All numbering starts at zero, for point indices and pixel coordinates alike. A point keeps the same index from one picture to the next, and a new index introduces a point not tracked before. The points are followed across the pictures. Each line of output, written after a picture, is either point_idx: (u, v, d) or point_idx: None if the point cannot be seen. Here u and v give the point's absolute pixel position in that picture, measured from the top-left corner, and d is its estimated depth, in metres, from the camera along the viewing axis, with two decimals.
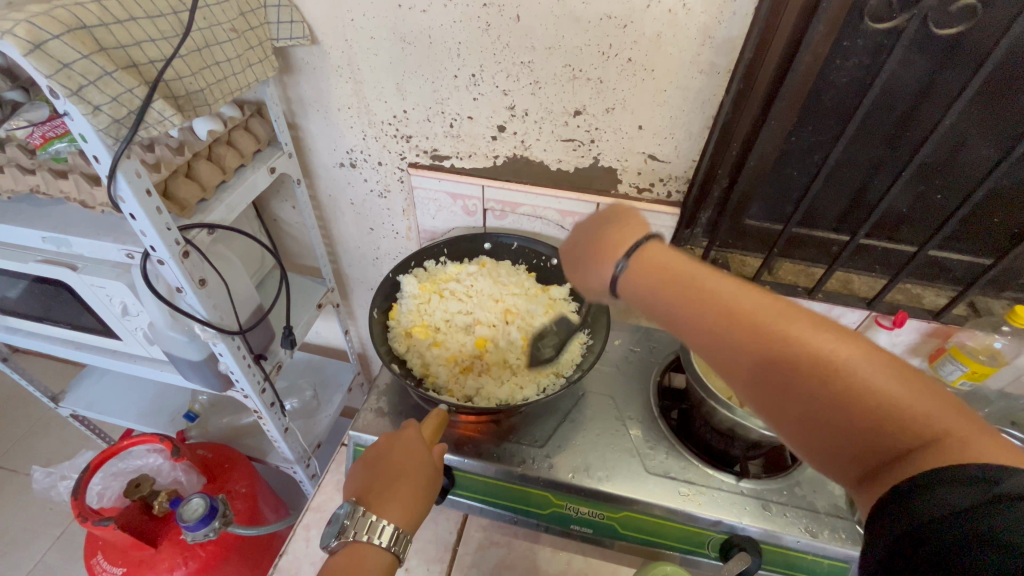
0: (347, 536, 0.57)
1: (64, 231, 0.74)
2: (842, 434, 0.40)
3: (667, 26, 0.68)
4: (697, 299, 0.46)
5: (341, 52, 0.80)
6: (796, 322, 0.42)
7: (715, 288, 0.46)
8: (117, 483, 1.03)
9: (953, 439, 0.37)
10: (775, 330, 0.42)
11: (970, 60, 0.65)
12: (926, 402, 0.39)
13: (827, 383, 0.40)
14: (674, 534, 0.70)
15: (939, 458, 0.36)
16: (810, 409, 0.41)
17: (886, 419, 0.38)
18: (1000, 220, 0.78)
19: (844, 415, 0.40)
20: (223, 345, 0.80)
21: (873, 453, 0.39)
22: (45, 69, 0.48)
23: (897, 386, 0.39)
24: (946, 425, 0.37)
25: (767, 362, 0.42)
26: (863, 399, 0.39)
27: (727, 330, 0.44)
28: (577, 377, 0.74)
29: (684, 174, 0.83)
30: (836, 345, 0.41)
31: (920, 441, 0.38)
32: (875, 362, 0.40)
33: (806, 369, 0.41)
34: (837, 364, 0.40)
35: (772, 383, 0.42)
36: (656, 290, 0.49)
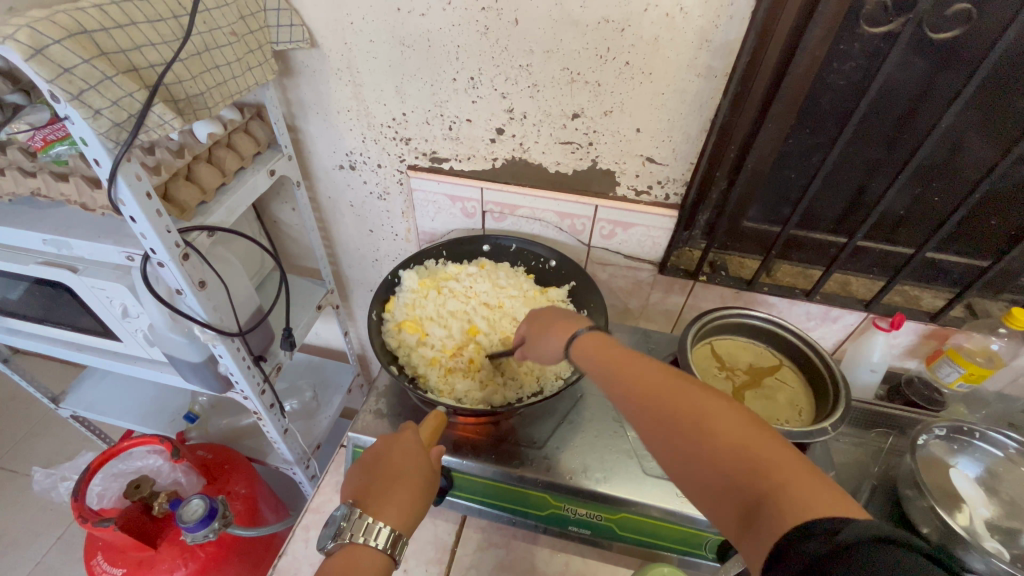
0: (344, 537, 0.57)
1: (65, 234, 0.74)
2: (716, 492, 0.45)
3: (664, 30, 0.68)
4: (608, 373, 0.57)
5: (340, 55, 0.80)
6: (676, 387, 0.51)
7: (625, 362, 0.56)
8: (117, 484, 1.03)
9: (799, 491, 0.40)
10: (660, 397, 0.51)
11: (966, 63, 0.65)
12: (778, 459, 0.43)
13: (697, 439, 0.46)
14: (671, 535, 0.70)
15: (783, 507, 0.40)
16: (688, 468, 0.47)
17: (742, 474, 0.43)
18: (997, 223, 0.78)
19: (713, 471, 0.45)
20: (222, 347, 0.80)
21: (741, 509, 0.43)
22: (45, 73, 0.48)
23: (751, 442, 0.44)
24: (795, 478, 0.41)
25: (655, 424, 0.50)
26: (724, 455, 0.44)
27: (627, 397, 0.54)
28: (576, 377, 0.75)
29: (681, 176, 0.83)
30: (707, 407, 0.48)
31: (768, 494, 0.41)
32: (736, 422, 0.46)
33: (680, 427, 0.48)
34: (703, 424, 0.47)
35: (661, 443, 0.49)
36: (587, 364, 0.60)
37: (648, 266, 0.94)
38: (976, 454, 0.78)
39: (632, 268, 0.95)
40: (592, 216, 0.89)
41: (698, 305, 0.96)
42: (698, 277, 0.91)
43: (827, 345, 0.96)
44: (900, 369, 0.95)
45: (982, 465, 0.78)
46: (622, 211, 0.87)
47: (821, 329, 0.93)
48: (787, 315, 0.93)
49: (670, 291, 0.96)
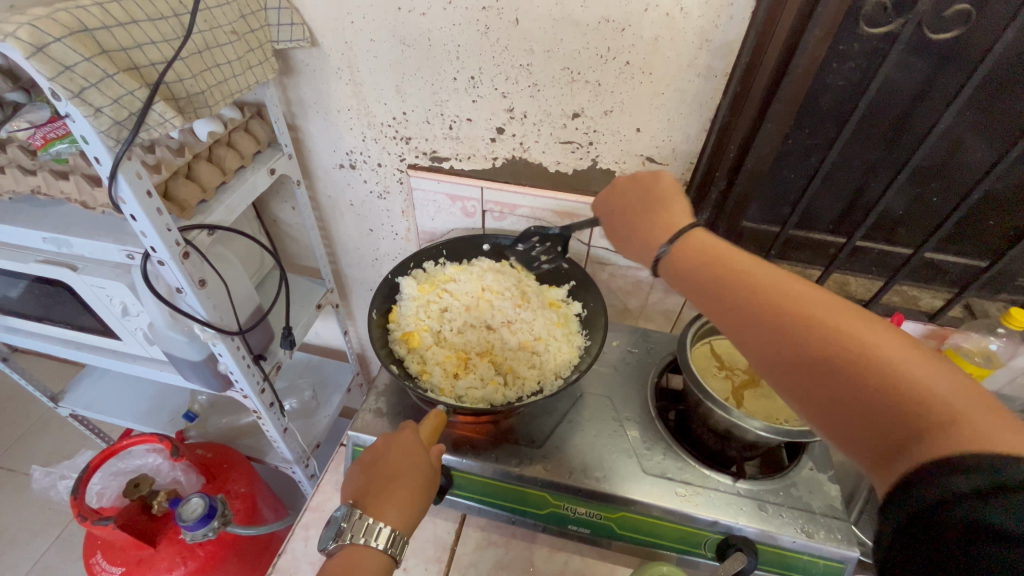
0: (343, 538, 0.58)
1: (64, 231, 0.74)
2: (855, 412, 0.41)
3: (664, 30, 0.68)
4: (723, 280, 0.51)
5: (340, 54, 0.80)
6: (815, 300, 0.45)
7: (744, 268, 0.50)
8: (116, 483, 1.03)
9: (970, 420, 0.36)
10: (796, 309, 0.45)
11: (964, 64, 0.66)
12: (940, 381, 0.39)
13: (842, 357, 0.42)
14: (669, 534, 0.70)
15: (945, 437, 0.36)
16: (823, 387, 0.43)
17: (898, 396, 0.39)
18: (995, 222, 0.78)
19: (856, 392, 0.41)
20: (223, 346, 0.80)
21: (887, 431, 0.40)
22: (47, 71, 0.48)
23: (911, 365, 0.40)
24: (965, 406, 0.37)
25: (785, 339, 0.45)
26: (874, 374, 0.41)
27: (745, 308, 0.48)
28: (575, 377, 0.74)
29: (681, 176, 0.83)
30: (854, 324, 0.43)
31: (930, 418, 0.38)
32: (892, 341, 0.41)
33: (819, 342, 0.43)
34: (854, 339, 0.42)
35: (783, 359, 0.46)
36: (690, 273, 0.54)
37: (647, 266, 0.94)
38: None
39: (632, 267, 0.95)
40: (591, 216, 0.90)
41: None
42: None
43: None
44: None
45: None
46: None
47: None
48: None
49: (669, 290, 0.97)
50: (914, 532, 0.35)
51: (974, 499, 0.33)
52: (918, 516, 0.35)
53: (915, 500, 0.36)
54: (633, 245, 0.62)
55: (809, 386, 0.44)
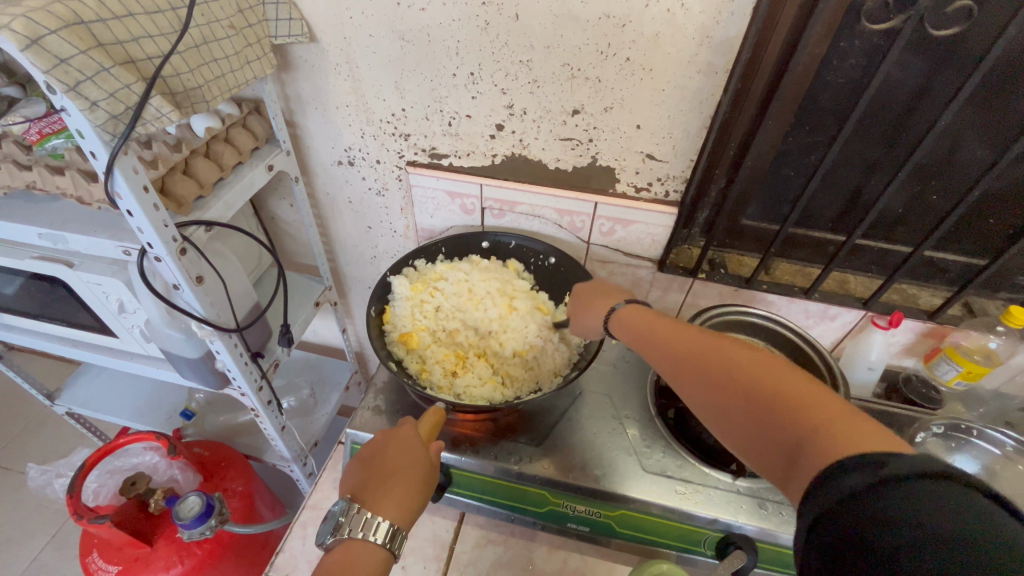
0: (342, 533, 0.57)
1: (59, 227, 0.74)
2: (759, 435, 0.46)
3: (665, 26, 0.68)
4: (653, 339, 0.61)
5: (339, 50, 0.80)
6: (719, 342, 0.53)
7: (670, 328, 0.60)
8: (112, 481, 1.02)
9: (841, 423, 0.41)
10: (705, 356, 0.53)
11: (965, 62, 0.66)
12: (817, 399, 0.44)
13: (742, 386, 0.48)
14: (668, 532, 0.70)
15: (821, 445, 0.41)
16: (733, 414, 0.48)
17: (785, 414, 0.44)
18: (995, 220, 0.78)
19: (755, 417, 0.46)
20: (220, 343, 0.79)
21: (783, 446, 0.44)
22: (41, 64, 0.48)
23: (794, 384, 0.46)
24: (839, 414, 0.42)
25: (700, 378, 0.52)
26: (763, 399, 0.46)
27: (672, 359, 0.57)
28: (574, 377, 0.74)
29: (681, 173, 0.83)
30: (750, 358, 0.50)
31: (808, 430, 0.42)
32: (780, 368, 0.47)
33: (723, 376, 0.50)
34: (749, 369, 0.49)
35: (702, 397, 0.52)
36: (632, 335, 0.64)
37: (647, 264, 0.94)
38: (974, 451, 0.78)
39: (631, 265, 0.95)
40: (591, 213, 0.89)
41: (697, 302, 0.96)
42: (697, 274, 0.91)
43: (825, 343, 0.97)
44: (897, 367, 0.95)
45: (980, 463, 0.78)
46: (621, 208, 0.87)
47: (819, 327, 0.94)
48: (785, 313, 0.93)
49: (669, 288, 0.96)
50: (826, 535, 0.37)
51: (874, 495, 0.36)
52: (827, 518, 0.38)
53: (825, 504, 0.38)
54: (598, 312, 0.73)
55: (726, 420, 0.49)
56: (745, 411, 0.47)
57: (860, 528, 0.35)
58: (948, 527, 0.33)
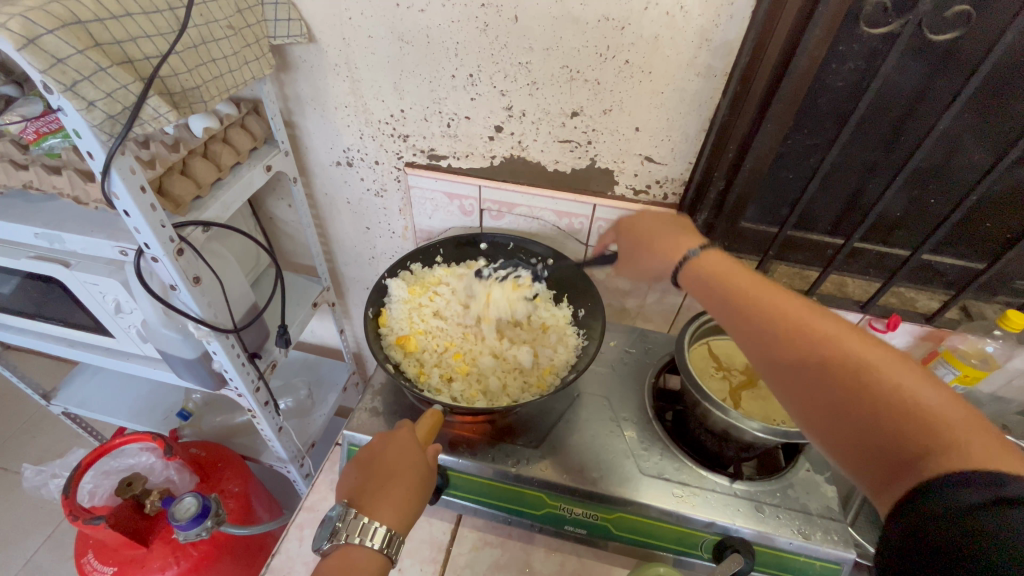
0: (339, 538, 0.57)
1: (56, 227, 0.73)
2: (873, 431, 0.45)
3: (664, 29, 0.68)
4: (745, 302, 0.55)
5: (338, 50, 0.80)
6: (836, 329, 0.49)
7: (767, 294, 0.54)
8: (108, 482, 1.01)
9: (978, 449, 0.40)
10: (819, 334, 0.49)
11: (963, 66, 0.66)
12: (949, 410, 0.43)
13: (859, 384, 0.46)
14: (666, 535, 0.70)
15: (952, 457, 0.41)
16: (837, 409, 0.47)
17: (913, 418, 0.43)
18: (993, 224, 0.78)
19: (875, 413, 0.45)
20: (217, 344, 0.79)
21: (894, 453, 0.44)
22: (38, 64, 0.48)
23: (925, 397, 0.44)
24: (972, 437, 0.41)
25: (808, 365, 0.49)
26: (890, 398, 0.44)
27: (764, 329, 0.52)
28: (572, 378, 0.74)
29: (680, 176, 0.83)
30: (874, 355, 0.47)
31: (939, 441, 0.42)
32: (908, 374, 0.45)
33: (845, 366, 0.47)
34: (872, 370, 0.46)
35: (809, 377, 0.49)
36: (714, 295, 0.58)
37: None
38: None
39: None
40: (590, 215, 0.89)
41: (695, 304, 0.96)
42: None
43: None
44: None
45: None
46: (620, 210, 0.87)
47: None
48: None
49: (667, 290, 0.97)
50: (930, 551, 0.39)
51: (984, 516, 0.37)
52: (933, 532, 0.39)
53: (930, 520, 0.39)
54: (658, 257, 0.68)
55: (832, 407, 0.47)
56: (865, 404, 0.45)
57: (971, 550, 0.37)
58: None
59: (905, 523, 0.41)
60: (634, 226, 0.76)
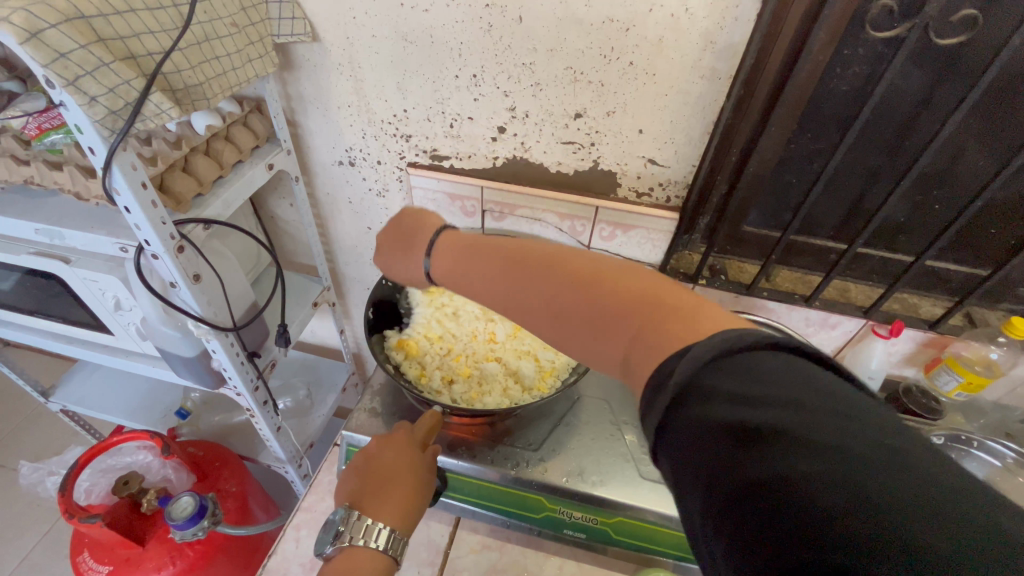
0: (343, 541, 0.57)
1: (57, 223, 0.73)
2: (603, 329, 0.42)
3: (668, 31, 0.68)
4: (486, 253, 0.54)
5: (342, 50, 0.80)
6: (553, 251, 0.49)
7: (501, 241, 0.54)
8: (105, 481, 1.01)
9: (682, 313, 0.39)
10: (539, 258, 0.48)
11: (967, 72, 0.65)
12: (653, 286, 0.42)
13: (581, 290, 0.44)
14: (667, 540, 0.69)
15: (663, 327, 0.38)
16: (568, 322, 0.44)
17: (627, 302, 0.41)
18: (999, 231, 0.78)
19: (598, 309, 0.42)
20: (216, 342, 0.79)
21: (620, 345, 0.41)
22: (41, 58, 0.47)
23: (633, 281, 0.43)
24: (673, 304, 0.40)
25: (537, 286, 0.46)
26: (606, 290, 0.43)
27: (498, 273, 0.50)
28: (573, 381, 0.73)
29: (683, 178, 0.83)
30: (589, 264, 0.46)
31: (651, 316, 0.40)
32: (619, 269, 0.44)
33: (562, 277, 0.45)
34: (590, 273, 0.45)
35: (540, 298, 0.46)
36: (457, 257, 0.57)
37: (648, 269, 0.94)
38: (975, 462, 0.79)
39: None
40: (592, 217, 0.89)
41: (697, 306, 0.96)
42: (696, 280, 0.89)
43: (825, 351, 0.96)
44: (898, 376, 0.95)
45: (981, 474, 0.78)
46: (622, 212, 0.87)
47: (819, 335, 0.93)
48: (785, 320, 0.92)
49: None
50: (697, 485, 0.31)
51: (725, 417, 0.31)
52: (699, 451, 0.32)
53: (690, 435, 0.32)
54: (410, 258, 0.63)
55: (566, 320, 0.44)
56: (587, 303, 0.43)
57: (729, 462, 0.30)
58: (797, 420, 0.30)
59: (669, 454, 0.33)
60: (386, 233, 0.68)
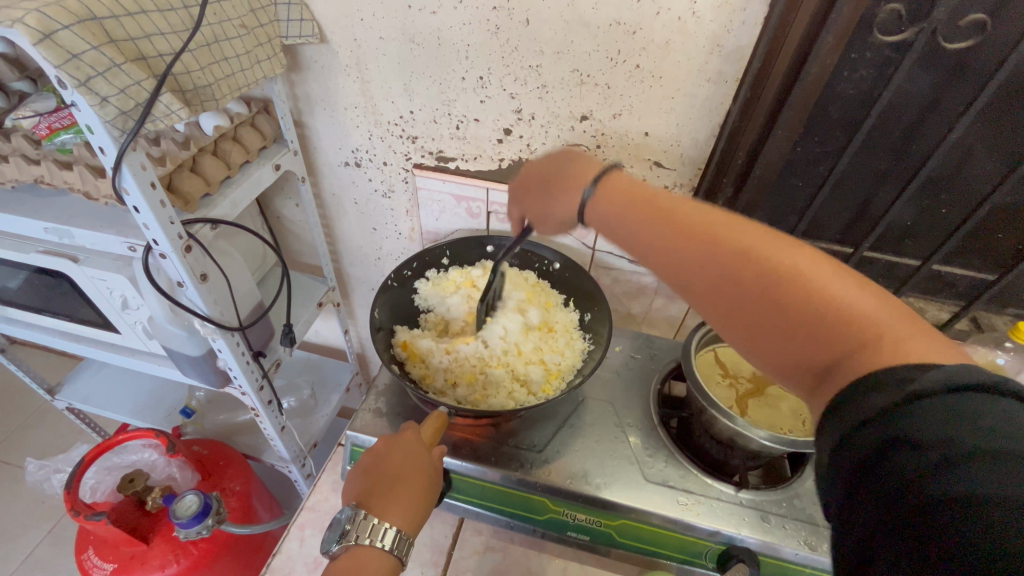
0: (349, 540, 0.57)
1: (66, 222, 0.73)
2: (801, 336, 0.41)
3: (675, 34, 0.68)
4: (660, 214, 0.50)
5: (349, 52, 0.80)
6: (749, 231, 0.45)
7: (677, 206, 0.49)
8: (110, 478, 1.01)
9: (903, 340, 0.37)
10: (732, 237, 0.45)
11: (975, 76, 0.65)
12: (870, 302, 0.39)
13: (789, 284, 0.41)
14: (671, 543, 0.69)
15: (879, 352, 0.37)
16: (764, 315, 0.42)
17: (839, 317, 0.39)
18: (1004, 236, 0.78)
19: (799, 316, 0.40)
20: (222, 342, 0.79)
21: (817, 356, 0.40)
22: (53, 58, 0.48)
23: (844, 290, 0.40)
24: (893, 328, 0.38)
25: (732, 272, 0.43)
26: (814, 296, 0.40)
27: (680, 241, 0.47)
28: (578, 382, 0.74)
29: (690, 181, 0.83)
30: (792, 256, 0.42)
31: (863, 336, 0.38)
32: (827, 268, 0.41)
33: (766, 271, 0.42)
34: (797, 269, 0.41)
35: (732, 287, 0.43)
36: (620, 211, 0.53)
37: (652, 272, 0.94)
38: None
39: (635, 272, 0.95)
40: None
41: None
42: None
43: None
44: None
45: None
46: None
47: None
48: None
49: (673, 295, 0.97)
50: (868, 498, 0.34)
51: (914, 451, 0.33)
52: (870, 470, 0.34)
53: (861, 453, 0.35)
54: (564, 195, 0.59)
55: (762, 318, 0.42)
56: (788, 305, 0.41)
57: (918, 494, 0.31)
58: (979, 444, 0.31)
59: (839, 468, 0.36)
60: (527, 177, 0.66)
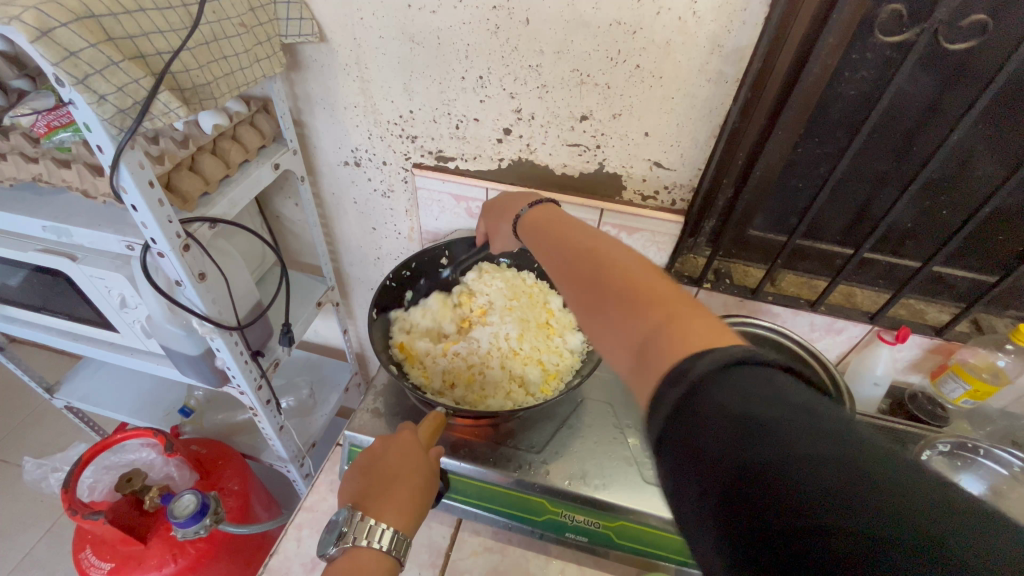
0: (346, 541, 0.56)
1: (64, 221, 0.73)
2: (622, 326, 0.44)
3: (676, 33, 0.68)
4: (556, 234, 0.60)
5: (349, 50, 0.80)
6: (606, 246, 0.52)
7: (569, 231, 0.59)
8: (108, 478, 1.01)
9: (696, 326, 0.39)
10: (590, 250, 0.53)
11: (977, 77, 0.65)
12: (681, 300, 0.42)
13: (621, 283, 0.46)
14: (670, 545, 0.69)
15: (672, 334, 0.39)
16: (600, 310, 0.46)
17: (650, 306, 0.42)
18: (1005, 239, 0.77)
19: (622, 308, 0.44)
20: (220, 341, 0.79)
21: (638, 342, 0.41)
22: (51, 56, 0.48)
23: (662, 291, 0.44)
24: (692, 317, 0.40)
25: (584, 274, 0.50)
26: (635, 292, 0.44)
27: (562, 255, 0.56)
28: (576, 384, 0.73)
29: (689, 182, 0.83)
30: (633, 263, 0.48)
31: (665, 321, 0.40)
32: (659, 278, 0.46)
33: (603, 272, 0.48)
34: (630, 272, 0.46)
35: (584, 288, 0.50)
36: (540, 229, 0.64)
37: None
38: (981, 471, 0.77)
39: None
40: (597, 220, 0.89)
41: None
42: (700, 284, 0.89)
43: (829, 355, 0.95)
44: (903, 383, 0.95)
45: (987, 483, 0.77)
46: (625, 215, 0.87)
47: (824, 340, 0.93)
48: (790, 324, 0.92)
49: None
50: (700, 482, 0.33)
51: (748, 447, 0.32)
52: (698, 455, 0.33)
53: (687, 438, 0.34)
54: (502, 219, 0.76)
55: (601, 314, 0.46)
56: (615, 301, 0.45)
57: (767, 497, 0.30)
58: (778, 418, 0.32)
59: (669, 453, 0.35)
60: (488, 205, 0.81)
